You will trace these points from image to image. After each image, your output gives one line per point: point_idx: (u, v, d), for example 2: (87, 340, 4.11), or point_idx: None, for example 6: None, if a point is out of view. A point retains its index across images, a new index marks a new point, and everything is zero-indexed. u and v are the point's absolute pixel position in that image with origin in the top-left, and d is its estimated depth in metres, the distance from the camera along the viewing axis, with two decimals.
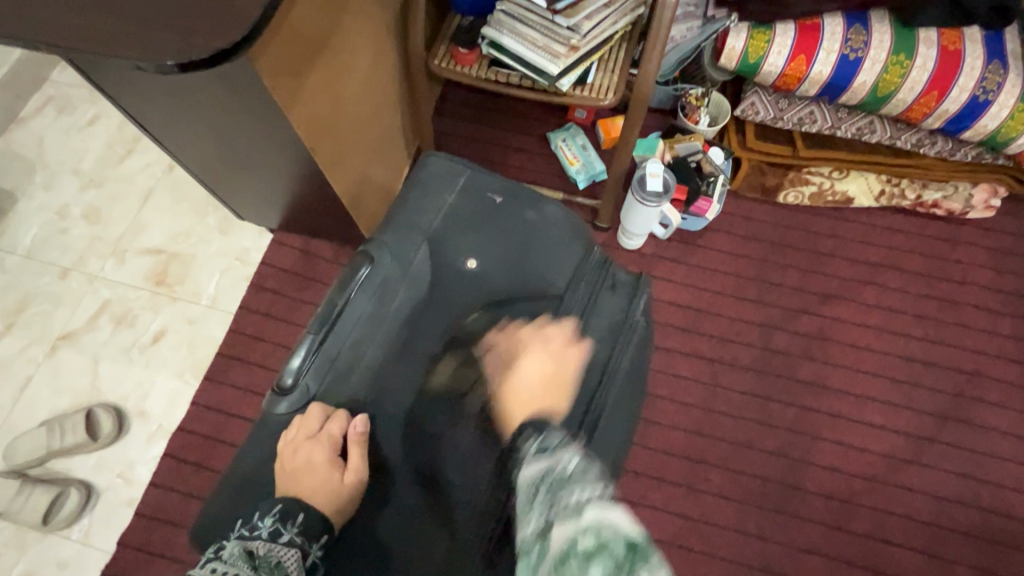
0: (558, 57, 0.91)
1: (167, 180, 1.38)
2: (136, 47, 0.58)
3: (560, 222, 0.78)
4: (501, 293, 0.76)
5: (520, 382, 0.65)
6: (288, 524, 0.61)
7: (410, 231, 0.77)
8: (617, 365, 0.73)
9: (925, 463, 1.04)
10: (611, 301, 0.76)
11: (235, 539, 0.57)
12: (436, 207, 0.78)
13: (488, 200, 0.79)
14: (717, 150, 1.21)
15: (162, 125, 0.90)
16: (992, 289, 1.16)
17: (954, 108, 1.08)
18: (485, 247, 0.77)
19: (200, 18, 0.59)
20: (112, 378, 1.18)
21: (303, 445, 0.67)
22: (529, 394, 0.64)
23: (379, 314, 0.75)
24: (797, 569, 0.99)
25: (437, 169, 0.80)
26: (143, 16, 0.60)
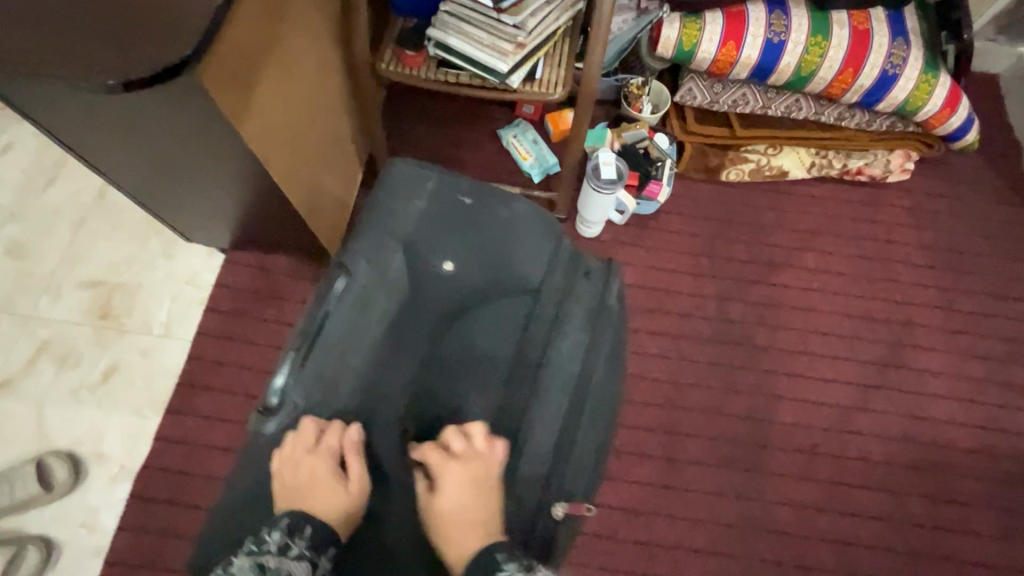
0: (506, 54, 0.92)
1: (99, 207, 1.30)
2: (76, 66, 0.59)
3: (531, 219, 0.78)
4: (481, 293, 0.78)
5: (450, 511, 0.64)
6: (296, 538, 0.60)
7: (382, 238, 0.74)
8: (599, 352, 0.74)
9: (873, 409, 1.13)
10: (588, 289, 0.78)
11: (244, 557, 0.57)
12: (406, 211, 0.76)
13: (459, 200, 0.77)
14: (662, 136, 1.27)
15: (99, 148, 0.86)
16: (914, 245, 1.28)
17: (868, 83, 1.18)
18: (461, 249, 0.77)
19: (144, 40, 0.60)
20: (61, 422, 1.10)
21: (304, 460, 0.65)
22: (462, 525, 0.63)
23: (362, 326, 0.72)
24: (773, 522, 1.05)
25: (403, 174, 0.77)
26: (84, 37, 0.61)
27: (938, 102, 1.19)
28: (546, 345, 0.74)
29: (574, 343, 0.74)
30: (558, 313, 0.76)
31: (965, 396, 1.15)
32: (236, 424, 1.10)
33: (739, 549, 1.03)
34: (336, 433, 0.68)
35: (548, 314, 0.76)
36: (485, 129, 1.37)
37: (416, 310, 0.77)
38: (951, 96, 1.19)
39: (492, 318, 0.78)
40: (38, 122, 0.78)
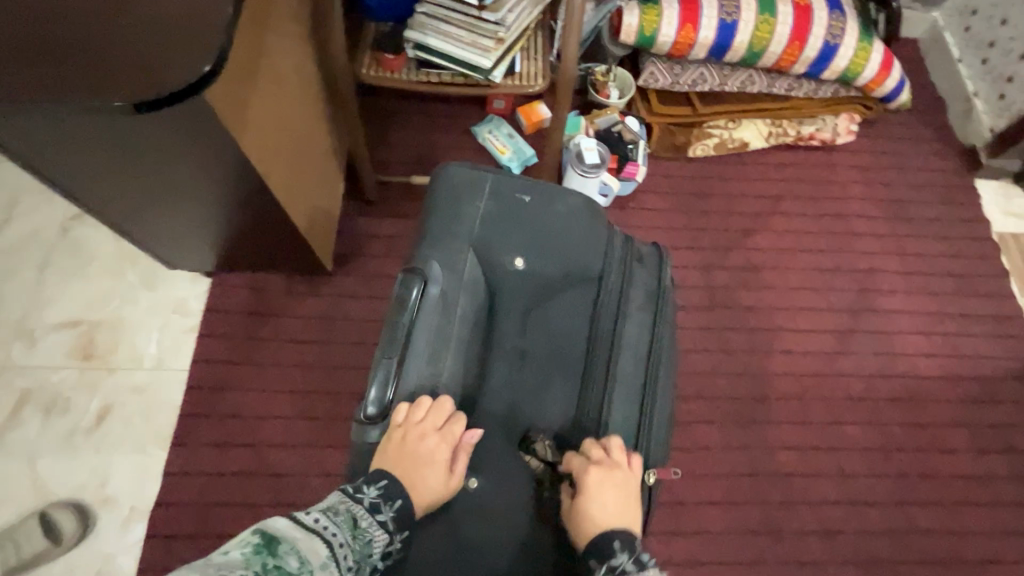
0: (489, 51, 0.95)
1: (64, 244, 1.23)
2: (87, 88, 0.57)
3: (585, 211, 0.81)
4: (553, 284, 0.79)
5: (604, 507, 0.65)
6: (386, 504, 0.62)
7: (452, 240, 0.77)
8: (661, 328, 0.80)
9: (850, 351, 1.24)
10: (642, 273, 0.82)
11: (342, 498, 0.60)
12: (470, 213, 0.78)
13: (518, 199, 0.80)
14: (632, 119, 1.34)
15: (81, 179, 0.83)
16: (867, 199, 1.40)
17: (813, 54, 1.28)
18: (526, 245, 0.78)
19: (156, 54, 0.58)
20: (59, 471, 1.05)
21: (429, 435, 0.66)
22: (607, 516, 0.65)
23: (448, 329, 0.74)
24: (778, 466, 1.13)
25: (459, 177, 0.80)
26: (92, 56, 0.58)
27: (875, 66, 1.30)
28: (616, 329, 0.77)
29: (638, 324, 0.79)
30: (622, 298, 0.79)
31: (927, 330, 1.27)
32: (249, 448, 1.08)
33: (753, 496, 1.11)
34: (459, 423, 0.69)
35: (614, 300, 0.79)
36: (459, 127, 1.39)
37: (496, 310, 0.78)
38: (884, 60, 1.31)
39: (565, 309, 0.79)
40: (17, 157, 0.75)
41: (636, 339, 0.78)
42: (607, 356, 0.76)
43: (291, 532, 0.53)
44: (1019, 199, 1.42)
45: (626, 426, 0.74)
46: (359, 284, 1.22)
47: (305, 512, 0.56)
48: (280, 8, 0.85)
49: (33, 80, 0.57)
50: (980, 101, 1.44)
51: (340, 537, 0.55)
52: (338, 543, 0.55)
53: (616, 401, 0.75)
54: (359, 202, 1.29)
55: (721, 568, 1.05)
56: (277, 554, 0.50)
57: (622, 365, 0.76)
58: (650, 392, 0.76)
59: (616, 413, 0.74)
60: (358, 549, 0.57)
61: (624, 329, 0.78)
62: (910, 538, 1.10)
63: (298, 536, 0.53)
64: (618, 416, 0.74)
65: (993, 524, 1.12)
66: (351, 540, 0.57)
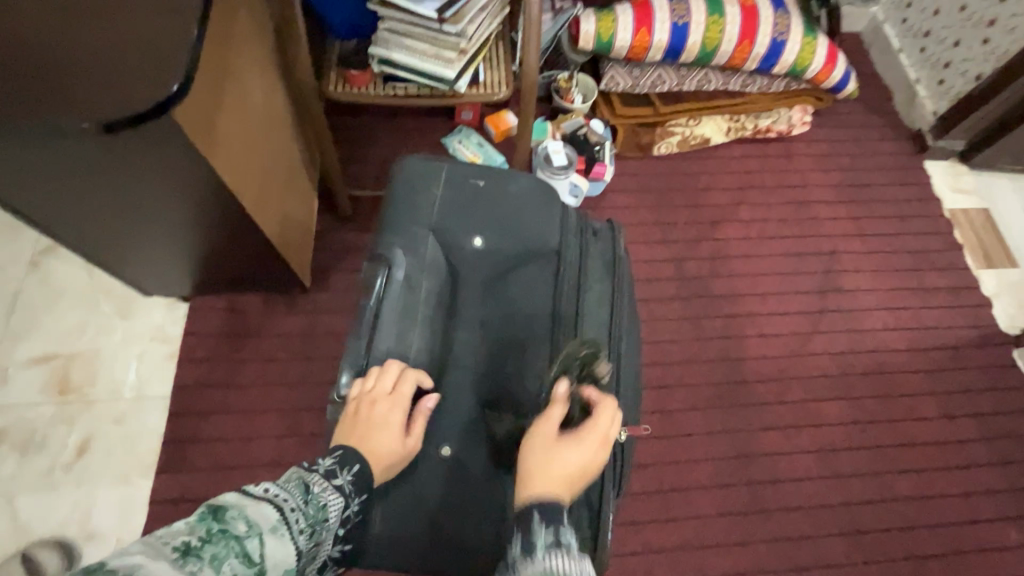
0: (452, 61, 0.98)
1: (34, 278, 1.21)
2: (56, 108, 0.58)
3: (538, 191, 0.85)
4: (512, 258, 0.82)
5: (565, 457, 0.57)
6: (342, 469, 0.62)
7: (413, 227, 0.81)
8: (620, 292, 0.82)
9: (822, 330, 1.28)
10: (597, 245, 0.86)
11: (295, 470, 0.60)
12: (428, 201, 0.83)
13: (473, 185, 0.85)
14: (597, 122, 1.38)
15: (48, 208, 0.82)
16: (825, 185, 1.46)
17: (763, 51, 1.34)
18: (484, 225, 0.82)
19: (124, 73, 0.59)
20: (39, 510, 1.02)
21: (380, 399, 0.68)
22: (559, 470, 0.56)
23: (417, 309, 0.78)
24: (762, 446, 1.16)
25: (416, 168, 0.85)
26: (58, 77, 0.59)
27: (821, 59, 1.37)
28: (575, 296, 0.80)
29: (597, 291, 0.81)
30: (579, 267, 0.82)
31: (892, 305, 1.33)
32: (236, 470, 1.07)
33: (740, 477, 1.13)
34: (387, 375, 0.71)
35: (571, 270, 0.81)
36: (429, 139, 1.41)
37: (458, 286, 0.81)
38: (829, 53, 1.38)
39: (524, 281, 0.81)
40: None
41: (596, 304, 0.81)
42: (569, 322, 0.78)
43: (237, 501, 0.51)
44: (966, 176, 1.50)
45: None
46: (338, 298, 1.23)
47: (255, 487, 0.55)
48: (241, 28, 0.87)
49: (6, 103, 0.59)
50: (922, 87, 1.52)
51: (291, 502, 0.55)
52: (289, 508, 0.55)
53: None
54: (333, 217, 1.30)
55: (715, 551, 1.07)
56: (224, 519, 0.48)
57: (585, 329, 0.78)
58: (614, 355, 0.78)
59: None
60: (312, 514, 0.57)
61: (583, 296, 0.80)
62: (893, 506, 1.14)
63: (246, 503, 0.51)
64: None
65: (970, 486, 1.16)
66: (304, 505, 0.56)
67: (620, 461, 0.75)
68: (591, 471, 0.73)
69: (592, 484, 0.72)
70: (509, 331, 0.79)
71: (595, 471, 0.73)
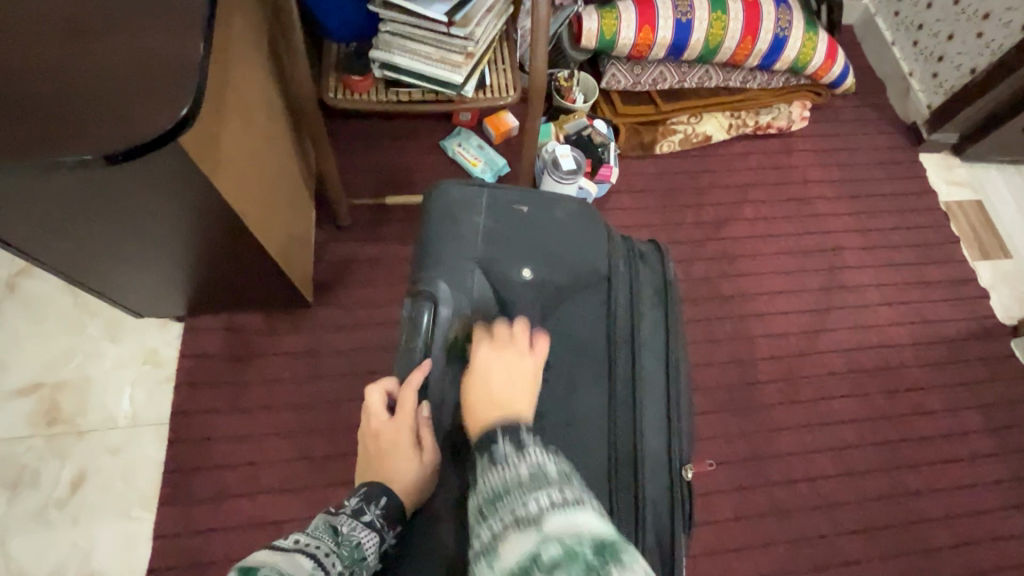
0: (459, 66, 0.94)
1: (11, 302, 1.13)
2: (59, 142, 0.55)
3: (584, 216, 0.81)
4: (566, 289, 0.76)
5: (494, 382, 0.61)
6: (370, 505, 0.61)
7: (456, 259, 0.75)
8: (674, 321, 0.79)
9: (829, 328, 1.29)
10: (646, 271, 0.82)
11: (323, 514, 0.60)
12: (470, 230, 0.77)
13: (517, 211, 0.80)
14: (600, 121, 1.35)
15: (38, 238, 0.77)
16: (826, 180, 1.46)
17: (765, 47, 1.33)
18: (532, 255, 0.77)
19: (130, 99, 0.57)
20: (35, 551, 0.97)
21: (383, 428, 0.66)
22: (491, 397, 0.60)
23: (466, 348, 0.72)
24: (776, 447, 1.17)
25: (456, 195, 0.79)
26: (58, 109, 0.56)
27: (821, 55, 1.37)
28: (632, 328, 0.76)
29: (651, 321, 0.78)
30: (632, 295, 0.78)
31: (895, 300, 1.34)
32: (244, 498, 1.03)
33: (757, 480, 1.14)
34: (516, 328, 0.67)
35: (624, 300, 0.78)
36: (427, 142, 1.36)
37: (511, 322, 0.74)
38: (829, 49, 1.38)
39: (579, 313, 0.76)
40: None
41: (651, 336, 0.77)
42: (627, 357, 0.75)
43: (271, 557, 0.52)
44: (959, 168, 1.52)
45: (657, 428, 0.73)
46: (342, 312, 1.18)
47: (284, 539, 0.56)
48: (240, 35, 0.82)
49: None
50: (916, 80, 1.53)
51: (323, 547, 0.56)
52: (323, 553, 0.56)
53: (644, 403, 0.73)
54: (332, 227, 1.25)
55: (736, 555, 1.07)
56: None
57: (645, 364, 0.75)
58: (676, 390, 0.75)
59: (646, 416, 0.73)
60: (347, 555, 0.57)
61: (639, 327, 0.77)
62: (904, 501, 1.15)
63: (275, 559, 0.51)
64: (647, 417, 0.73)
65: (975, 477, 1.19)
66: (336, 548, 0.57)
67: (688, 505, 0.72)
68: (661, 517, 0.70)
69: (664, 532, 0.69)
70: (571, 371, 0.72)
71: (665, 518, 0.70)
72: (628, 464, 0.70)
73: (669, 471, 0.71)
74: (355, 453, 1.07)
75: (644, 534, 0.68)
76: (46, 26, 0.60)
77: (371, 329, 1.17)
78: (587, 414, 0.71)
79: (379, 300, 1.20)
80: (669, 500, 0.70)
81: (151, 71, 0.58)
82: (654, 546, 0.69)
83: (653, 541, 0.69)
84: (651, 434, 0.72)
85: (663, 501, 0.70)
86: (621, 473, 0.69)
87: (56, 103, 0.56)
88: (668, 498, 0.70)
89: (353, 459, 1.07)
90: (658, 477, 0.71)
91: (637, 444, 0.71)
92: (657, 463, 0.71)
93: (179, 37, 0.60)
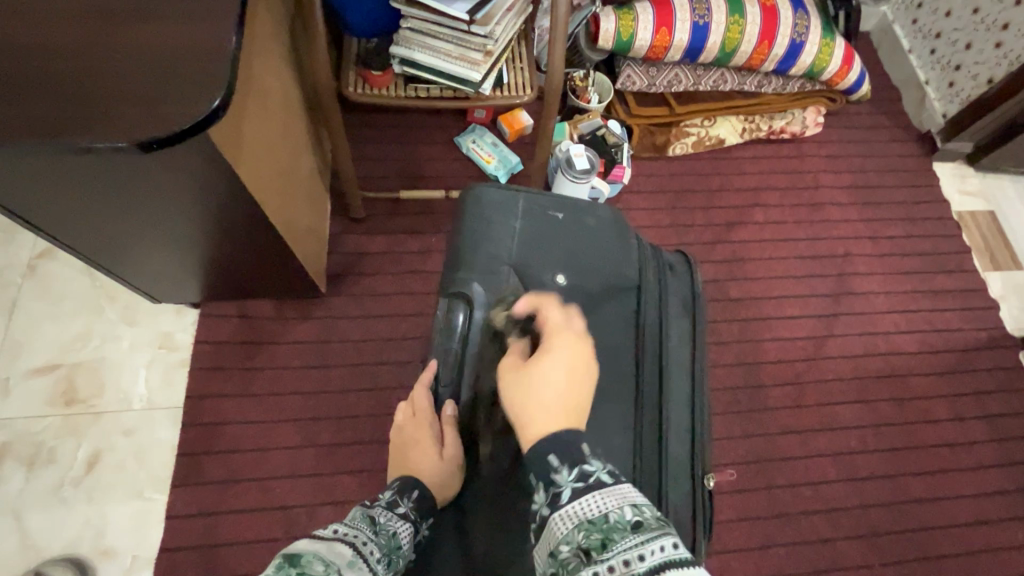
0: (478, 64, 0.95)
1: (31, 284, 1.16)
2: (94, 128, 0.57)
3: (615, 224, 0.83)
4: (597, 294, 0.77)
5: (546, 374, 0.54)
6: (403, 498, 0.66)
7: (490, 261, 0.77)
8: (699, 331, 0.81)
9: (836, 333, 1.29)
10: (675, 282, 0.84)
11: (359, 508, 0.62)
12: (506, 233, 0.79)
13: (550, 217, 0.81)
14: (615, 123, 1.35)
15: (61, 220, 0.78)
16: (838, 187, 1.46)
17: (781, 52, 1.33)
18: (565, 261, 0.78)
19: (163, 88, 0.58)
20: (50, 527, 0.99)
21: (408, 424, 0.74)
22: (557, 399, 0.53)
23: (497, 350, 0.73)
24: (780, 449, 1.18)
25: (491, 199, 0.81)
26: (92, 96, 0.58)
27: (838, 61, 1.37)
28: (662, 337, 0.77)
29: (679, 331, 0.80)
30: (661, 304, 0.80)
31: (904, 307, 1.34)
32: (254, 482, 1.05)
33: (759, 482, 1.14)
34: (550, 312, 0.62)
35: (654, 308, 0.79)
36: (441, 138, 1.38)
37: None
38: (846, 55, 1.38)
39: (611, 319, 0.76)
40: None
41: (679, 346, 0.79)
42: (657, 366, 0.76)
43: (312, 545, 0.51)
44: (973, 178, 1.52)
45: (681, 436, 0.75)
46: (355, 303, 1.20)
47: (324, 529, 0.56)
48: (262, 30, 0.83)
49: (35, 121, 0.57)
50: (932, 89, 1.52)
51: (363, 536, 0.56)
52: (362, 542, 0.55)
53: (671, 410, 0.75)
54: (346, 220, 1.27)
55: (735, 556, 1.08)
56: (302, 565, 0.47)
57: (672, 373, 0.77)
58: (700, 399, 0.77)
59: (672, 424, 0.74)
60: (385, 543, 0.58)
61: (668, 336, 0.78)
62: (906, 509, 1.16)
63: (318, 547, 0.51)
64: (673, 426, 0.74)
65: (979, 487, 1.19)
66: (375, 536, 0.58)
67: (709, 513, 0.73)
68: (684, 523, 0.72)
69: (685, 539, 0.71)
70: (600, 375, 0.73)
71: (688, 526, 0.72)
72: (653, 470, 0.71)
73: (691, 478, 0.73)
74: (364, 442, 1.09)
75: None
76: (77, 13, 0.61)
77: (383, 321, 1.19)
78: (617, 420, 0.71)
79: (391, 293, 1.22)
80: (692, 508, 0.72)
81: (184, 62, 0.60)
82: None
83: None
84: (676, 442, 0.74)
85: (686, 509, 0.72)
86: (647, 479, 0.71)
87: (90, 90, 0.58)
88: (690, 505, 0.72)
89: (362, 447, 1.09)
90: (682, 485, 0.73)
91: (664, 450, 0.72)
92: (681, 471, 0.73)
93: (209, 29, 0.62)
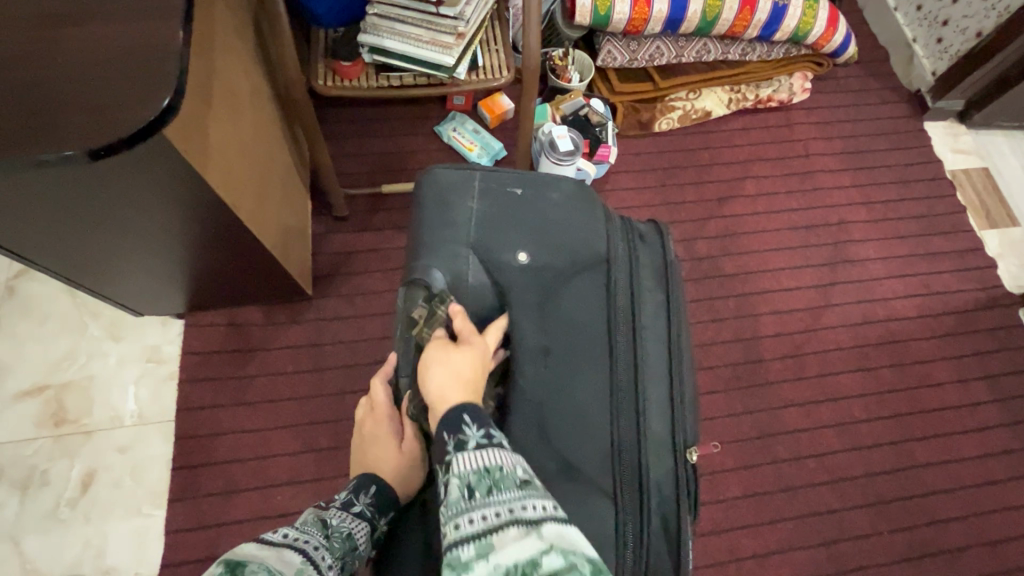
0: (450, 47, 0.92)
1: (9, 305, 1.13)
2: (41, 137, 0.54)
3: (579, 197, 0.80)
4: (562, 271, 0.75)
5: (456, 368, 0.61)
6: (359, 496, 0.64)
7: (450, 246, 0.75)
8: (676, 300, 0.78)
9: (835, 303, 1.28)
10: (647, 251, 0.81)
11: (311, 511, 0.62)
12: (464, 215, 0.76)
13: (511, 195, 0.78)
14: (597, 101, 1.32)
15: (27, 240, 0.76)
16: (829, 153, 1.43)
17: (764, 17, 1.29)
18: (529, 238, 0.76)
19: (111, 91, 0.56)
20: (47, 550, 0.98)
21: (367, 419, 0.71)
22: (455, 380, 0.60)
23: None
24: (783, 423, 1.16)
25: (446, 180, 0.78)
26: (39, 103, 0.55)
27: (823, 23, 1.34)
28: (634, 308, 0.75)
29: (652, 302, 0.77)
30: (632, 276, 0.77)
31: (902, 272, 1.32)
32: (253, 490, 1.03)
33: (764, 457, 1.13)
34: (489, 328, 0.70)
35: (625, 281, 0.76)
36: (421, 128, 1.34)
37: (506, 306, 0.73)
38: (831, 16, 1.34)
39: (578, 295, 0.75)
40: None
41: (653, 317, 0.76)
42: (629, 340, 0.73)
43: (258, 551, 0.50)
44: (965, 136, 1.49)
45: (661, 410, 0.72)
46: (343, 304, 1.17)
47: (272, 532, 0.55)
48: (224, 23, 0.79)
49: None
50: (920, 46, 1.49)
51: (313, 541, 0.55)
52: (314, 547, 0.55)
53: (647, 384, 0.73)
54: (329, 219, 1.24)
55: (745, 533, 1.08)
56: (244, 573, 0.45)
57: (647, 347, 0.74)
58: (678, 372, 0.74)
59: (649, 399, 0.72)
60: (339, 546, 0.58)
61: (641, 308, 0.75)
62: (912, 475, 1.15)
63: (266, 554, 0.49)
64: (649, 398, 0.72)
65: (984, 448, 1.18)
66: (327, 541, 0.57)
67: (694, 488, 0.71)
68: (666, 499, 0.70)
69: (669, 516, 0.69)
70: (569, 354, 0.72)
71: (670, 501, 0.70)
72: (632, 448, 0.69)
73: (674, 453, 0.71)
74: None
75: (650, 516, 0.69)
76: (16, 16, 0.58)
77: (373, 319, 1.17)
78: (588, 399, 0.70)
79: (380, 290, 1.19)
80: (674, 484, 0.70)
81: (133, 60, 0.57)
82: (661, 531, 0.69)
83: (657, 523, 0.69)
84: (655, 418, 0.72)
85: (668, 485, 0.70)
86: (624, 455, 0.69)
87: (32, 97, 0.55)
88: (673, 480, 0.70)
89: None
90: (662, 460, 0.71)
91: (641, 426, 0.70)
92: (662, 446, 0.71)
93: (156, 26, 0.58)
